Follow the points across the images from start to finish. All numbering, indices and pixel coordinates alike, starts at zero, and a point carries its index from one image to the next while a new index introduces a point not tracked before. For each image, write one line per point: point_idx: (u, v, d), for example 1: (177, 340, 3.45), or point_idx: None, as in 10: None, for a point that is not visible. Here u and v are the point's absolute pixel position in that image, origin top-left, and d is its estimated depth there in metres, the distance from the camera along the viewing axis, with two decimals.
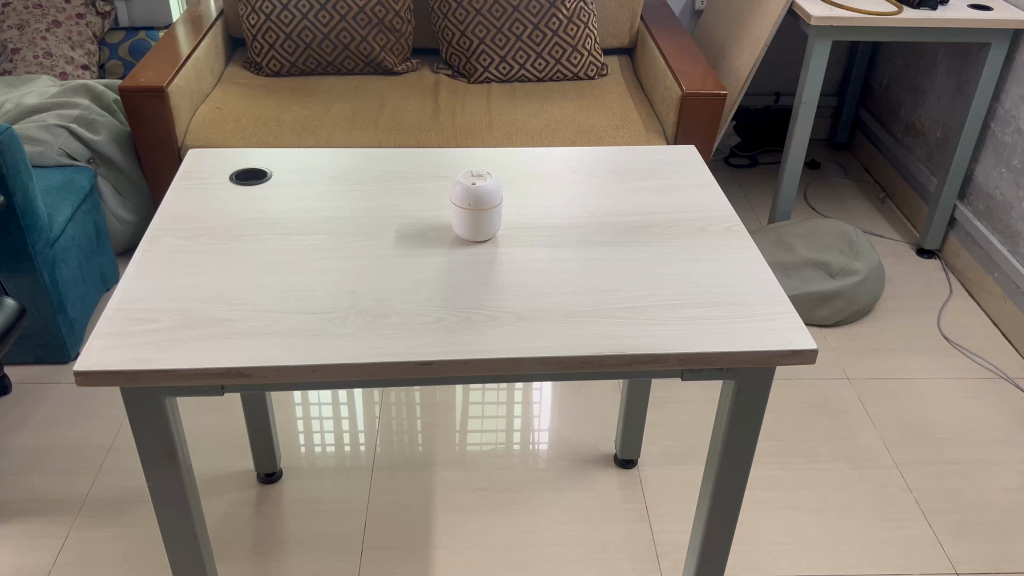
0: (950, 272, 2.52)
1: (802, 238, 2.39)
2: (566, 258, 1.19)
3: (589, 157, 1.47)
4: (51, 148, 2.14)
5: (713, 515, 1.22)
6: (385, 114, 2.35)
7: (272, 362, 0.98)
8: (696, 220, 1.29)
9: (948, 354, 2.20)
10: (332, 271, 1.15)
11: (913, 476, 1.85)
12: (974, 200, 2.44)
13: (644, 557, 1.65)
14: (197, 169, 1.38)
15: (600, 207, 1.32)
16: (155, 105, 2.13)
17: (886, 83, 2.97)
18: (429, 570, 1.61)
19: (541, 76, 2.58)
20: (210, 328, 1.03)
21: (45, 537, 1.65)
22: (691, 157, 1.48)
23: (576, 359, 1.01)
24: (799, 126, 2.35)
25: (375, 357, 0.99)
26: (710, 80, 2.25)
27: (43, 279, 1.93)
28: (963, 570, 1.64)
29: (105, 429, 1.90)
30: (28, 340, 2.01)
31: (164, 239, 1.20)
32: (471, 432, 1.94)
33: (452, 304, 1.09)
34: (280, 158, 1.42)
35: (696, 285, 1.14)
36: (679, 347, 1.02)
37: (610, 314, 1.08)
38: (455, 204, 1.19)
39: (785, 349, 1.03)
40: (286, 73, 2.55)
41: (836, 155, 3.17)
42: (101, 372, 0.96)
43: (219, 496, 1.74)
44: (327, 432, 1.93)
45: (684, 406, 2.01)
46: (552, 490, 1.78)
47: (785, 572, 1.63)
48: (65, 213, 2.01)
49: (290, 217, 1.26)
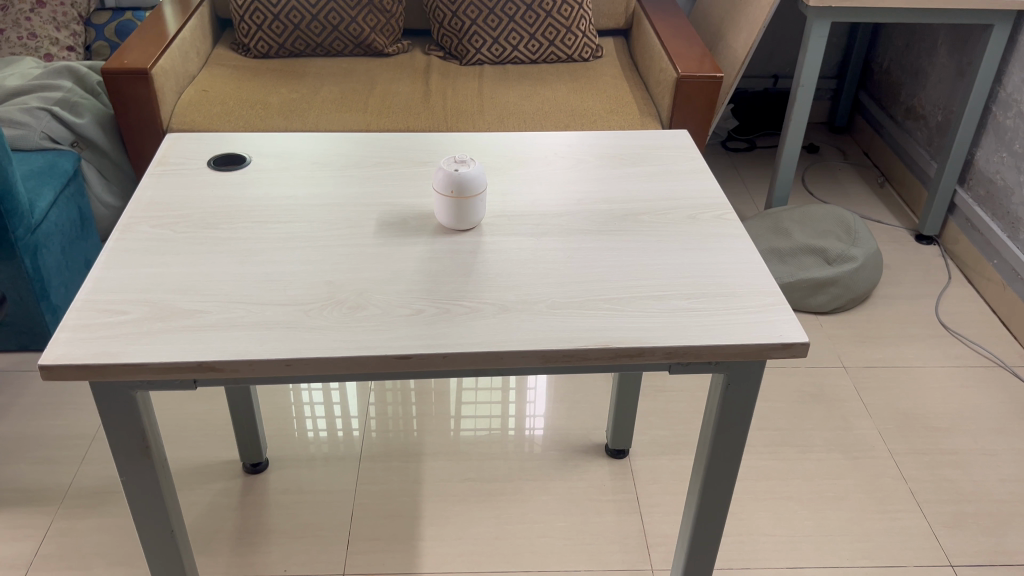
0: (949, 258, 2.49)
1: (798, 223, 2.35)
2: (552, 247, 1.16)
3: (580, 141, 1.43)
4: (33, 131, 2.09)
5: (703, 509, 1.19)
6: (375, 97, 2.31)
7: (245, 356, 0.95)
8: (687, 207, 1.25)
9: (946, 342, 2.17)
10: (309, 261, 1.11)
11: (909, 466, 1.82)
12: (975, 185, 2.40)
13: (634, 548, 1.62)
14: (174, 154, 1.34)
15: (588, 194, 1.28)
16: (139, 87, 2.09)
17: (886, 65, 2.92)
18: (417, 561, 1.58)
19: (534, 58, 2.53)
20: (181, 321, 1.00)
21: (26, 528, 1.62)
22: (684, 142, 1.44)
23: (560, 353, 0.98)
24: (796, 109, 2.30)
25: (352, 351, 0.96)
26: (707, 62, 2.20)
27: (25, 266, 1.89)
28: (957, 562, 1.62)
29: (89, 417, 1.87)
30: (10, 327, 1.98)
31: (136, 227, 1.16)
32: (464, 418, 1.91)
33: (433, 296, 1.06)
34: (261, 142, 1.38)
35: (686, 276, 1.10)
36: (666, 340, 0.99)
37: (596, 305, 1.05)
38: (437, 191, 1.16)
39: (776, 342, 0.99)
40: (275, 55, 2.50)
41: (835, 139, 3.13)
42: (66, 366, 0.93)
43: (203, 486, 1.72)
44: (318, 418, 1.91)
45: (677, 395, 1.98)
46: (544, 480, 1.76)
47: (776, 564, 1.60)
48: (47, 198, 1.97)
49: (269, 205, 1.22)
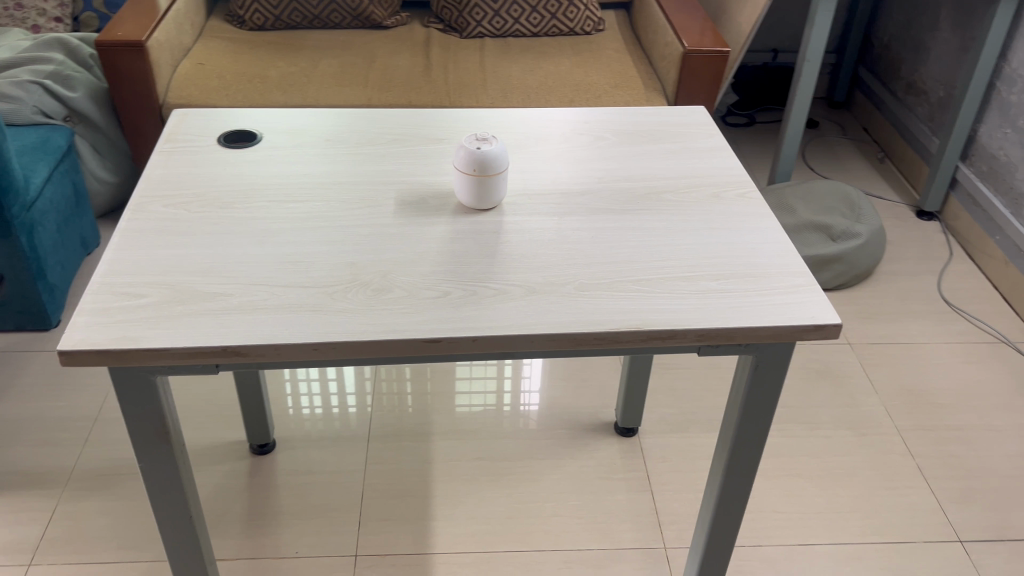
0: (950, 234, 2.49)
1: (802, 200, 2.34)
2: (576, 227, 1.14)
3: (595, 117, 1.41)
4: (26, 106, 2.04)
5: (725, 491, 1.18)
6: (374, 71, 2.26)
7: (270, 340, 0.92)
8: (708, 186, 1.23)
9: (948, 318, 2.17)
10: (330, 242, 1.09)
11: (915, 443, 1.83)
12: (977, 161, 2.40)
13: (647, 527, 1.62)
14: (181, 130, 1.30)
15: (608, 172, 1.26)
16: (135, 60, 2.04)
17: (886, 39, 2.90)
18: (429, 542, 1.57)
19: (536, 31, 2.49)
20: (202, 304, 0.97)
21: (32, 512, 1.60)
22: (701, 118, 1.42)
23: (591, 337, 0.96)
24: (801, 84, 2.28)
25: (379, 336, 0.94)
26: (712, 35, 2.17)
27: (21, 244, 1.85)
28: (966, 538, 1.63)
29: (90, 398, 1.84)
30: (7, 308, 1.94)
31: (148, 207, 1.13)
32: (459, 394, 1.90)
33: (459, 278, 1.04)
34: (271, 118, 1.35)
35: (713, 256, 1.09)
36: (698, 323, 0.98)
37: (624, 287, 1.03)
38: (458, 169, 1.13)
39: (809, 324, 0.98)
40: (270, 27, 2.45)
41: (833, 114, 3.12)
42: (86, 351, 0.90)
43: (212, 467, 1.70)
44: (314, 395, 1.89)
45: (683, 372, 1.98)
46: (550, 459, 1.75)
47: (788, 541, 1.61)
48: (41, 174, 1.92)
49: (283, 184, 1.19)
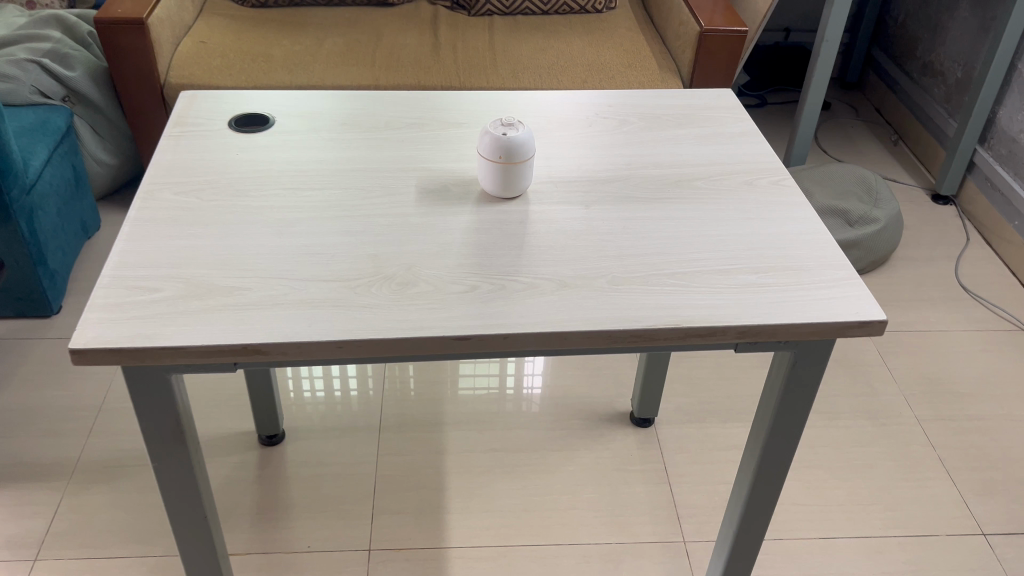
0: (966, 219, 2.44)
1: (819, 184, 2.29)
2: (605, 217, 1.09)
3: (617, 100, 1.36)
4: (23, 86, 1.98)
5: (755, 492, 1.15)
6: (381, 50, 2.20)
7: (292, 338, 0.88)
8: (741, 173, 1.18)
9: (966, 305, 2.13)
10: (350, 232, 1.04)
11: (936, 433, 1.80)
12: (996, 144, 2.35)
13: (665, 520, 1.59)
14: (190, 114, 1.25)
15: (635, 158, 1.21)
16: (135, 38, 1.98)
17: (902, 18, 2.85)
18: (444, 536, 1.54)
19: (546, 9, 2.43)
20: (219, 299, 0.92)
21: (37, 505, 1.56)
22: (727, 101, 1.36)
23: (627, 334, 0.92)
24: (819, 65, 2.23)
25: (405, 333, 0.89)
26: (729, 14, 2.11)
27: (21, 229, 1.79)
28: (989, 531, 1.60)
29: (94, 387, 1.80)
30: (7, 294, 1.88)
31: (158, 196, 1.08)
32: (463, 378, 1.88)
33: (485, 271, 0.99)
34: (284, 101, 1.30)
35: (750, 248, 1.05)
36: (738, 320, 0.93)
37: (660, 281, 0.99)
38: (482, 155, 1.08)
39: (855, 320, 0.94)
40: (273, 5, 2.38)
41: (845, 96, 3.07)
42: (99, 350, 0.86)
43: (220, 459, 1.66)
44: (315, 378, 1.87)
45: (699, 361, 1.95)
46: (565, 451, 1.71)
47: (809, 535, 1.58)
48: (40, 156, 1.86)
49: (299, 170, 1.14)
